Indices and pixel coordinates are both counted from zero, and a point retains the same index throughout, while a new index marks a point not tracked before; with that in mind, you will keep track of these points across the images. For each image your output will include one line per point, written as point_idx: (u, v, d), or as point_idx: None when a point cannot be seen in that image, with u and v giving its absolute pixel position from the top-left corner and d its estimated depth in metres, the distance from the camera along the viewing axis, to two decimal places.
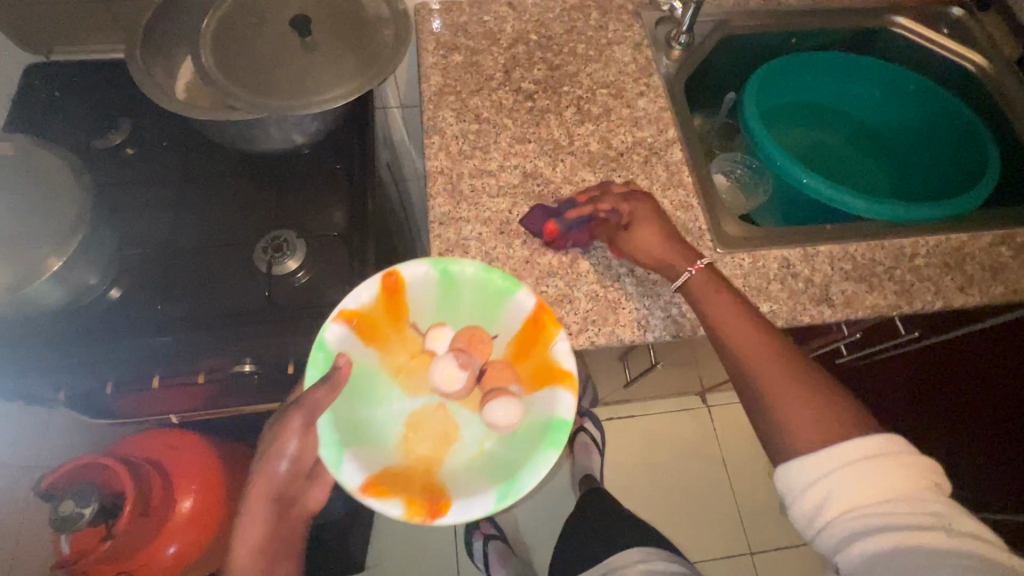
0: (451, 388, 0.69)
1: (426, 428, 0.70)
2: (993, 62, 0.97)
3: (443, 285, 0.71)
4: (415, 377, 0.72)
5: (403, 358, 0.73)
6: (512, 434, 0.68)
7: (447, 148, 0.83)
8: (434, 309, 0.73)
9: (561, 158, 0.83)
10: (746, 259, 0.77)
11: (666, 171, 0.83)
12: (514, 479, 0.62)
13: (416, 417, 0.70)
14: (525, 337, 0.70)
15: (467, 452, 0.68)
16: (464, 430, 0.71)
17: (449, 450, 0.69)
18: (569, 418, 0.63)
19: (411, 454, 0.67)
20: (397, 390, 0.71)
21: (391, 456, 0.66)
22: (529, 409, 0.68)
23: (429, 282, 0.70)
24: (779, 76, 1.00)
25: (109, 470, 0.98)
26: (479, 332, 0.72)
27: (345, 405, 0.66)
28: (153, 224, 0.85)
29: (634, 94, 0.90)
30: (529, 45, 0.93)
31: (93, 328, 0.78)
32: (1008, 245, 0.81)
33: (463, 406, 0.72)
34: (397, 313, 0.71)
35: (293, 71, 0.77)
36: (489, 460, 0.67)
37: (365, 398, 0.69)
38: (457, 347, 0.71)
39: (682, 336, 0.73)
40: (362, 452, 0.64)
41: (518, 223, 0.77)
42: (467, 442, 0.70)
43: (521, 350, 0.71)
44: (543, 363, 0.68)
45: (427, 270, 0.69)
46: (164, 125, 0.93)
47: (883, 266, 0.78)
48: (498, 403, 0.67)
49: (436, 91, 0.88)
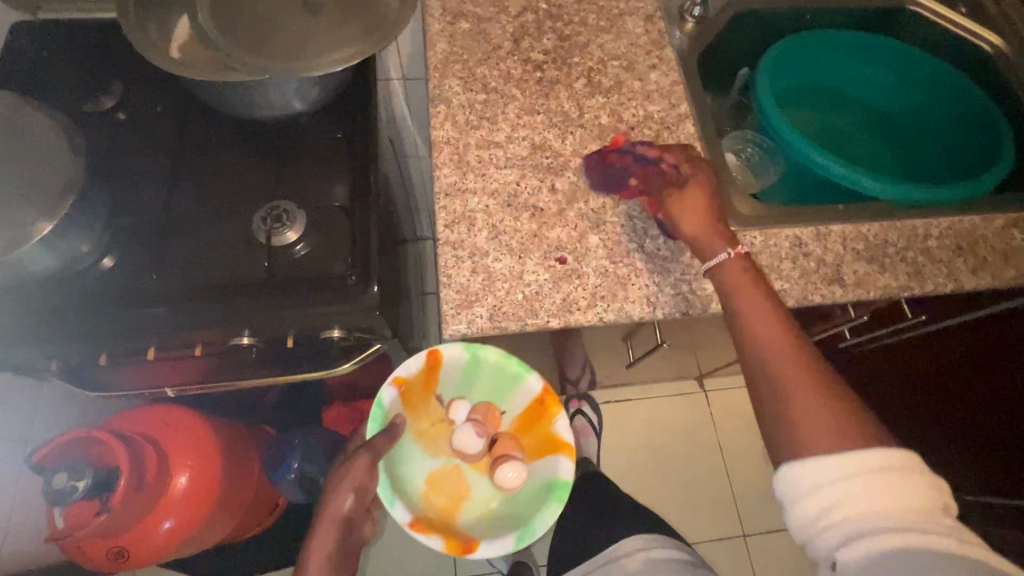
0: (469, 450, 0.96)
1: (442, 487, 0.97)
2: (1010, 44, 0.95)
3: (468, 367, 0.91)
4: (435, 440, 0.99)
5: (424, 423, 0.98)
6: (512, 496, 0.96)
7: (453, 118, 0.80)
8: (453, 387, 0.96)
9: (570, 131, 0.81)
10: (757, 237, 0.76)
11: (678, 146, 0.81)
12: (528, 527, 0.89)
13: (438, 476, 0.98)
14: (528, 418, 0.97)
15: (478, 509, 0.96)
16: (475, 490, 0.98)
17: (464, 506, 0.96)
18: (569, 480, 0.89)
19: (432, 502, 0.94)
20: (423, 450, 0.98)
21: (421, 505, 0.92)
22: (532, 472, 0.96)
23: (457, 362, 0.90)
24: (795, 52, 0.97)
25: (103, 444, 0.96)
26: (493, 407, 0.98)
27: (389, 459, 0.90)
28: (147, 191, 0.83)
29: (646, 66, 0.87)
30: (538, 14, 0.90)
31: (85, 297, 0.76)
32: (1021, 228, 0.80)
33: (473, 471, 1.00)
34: (430, 385, 0.94)
35: (293, 33, 0.74)
36: (499, 517, 0.95)
37: (403, 458, 0.94)
38: (475, 417, 0.98)
39: (692, 314, 0.71)
40: (409, 501, 0.89)
41: (526, 195, 0.75)
42: (478, 500, 0.98)
43: (523, 431, 0.98)
44: (546, 433, 0.95)
45: (460, 352, 0.88)
46: (158, 89, 0.89)
47: (894, 248, 0.77)
48: (508, 468, 0.94)
49: (442, 59, 0.85)
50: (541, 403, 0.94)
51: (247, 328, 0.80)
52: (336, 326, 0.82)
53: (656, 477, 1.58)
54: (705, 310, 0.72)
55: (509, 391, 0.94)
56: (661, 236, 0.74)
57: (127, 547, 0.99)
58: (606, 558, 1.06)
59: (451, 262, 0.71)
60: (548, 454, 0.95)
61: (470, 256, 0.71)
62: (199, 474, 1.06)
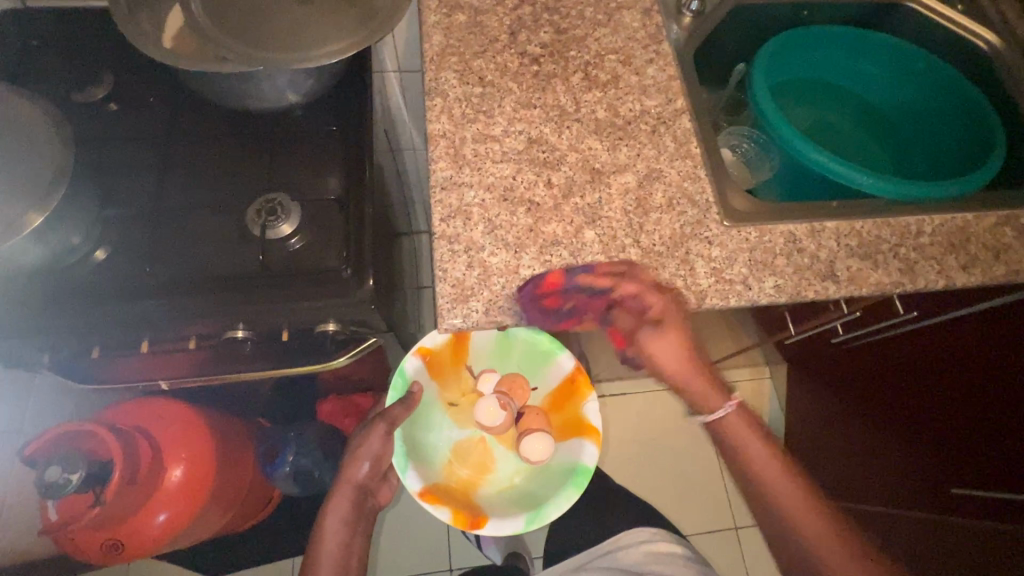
0: (493, 422, 0.97)
1: (466, 457, 1.04)
2: (1005, 41, 0.96)
3: (500, 343, 1.00)
4: (463, 412, 1.06)
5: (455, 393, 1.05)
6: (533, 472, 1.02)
7: (449, 111, 0.80)
8: (485, 361, 1.04)
9: (567, 125, 0.80)
10: (752, 233, 0.76)
11: (674, 142, 0.81)
12: (540, 510, 0.94)
13: (464, 447, 1.05)
14: (558, 395, 1.02)
15: (500, 483, 1.02)
16: (500, 463, 1.04)
17: (485, 480, 1.03)
18: (591, 467, 0.94)
19: (455, 474, 1.02)
20: (449, 420, 1.05)
21: (440, 474, 0.99)
22: (556, 454, 1.01)
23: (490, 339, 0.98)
24: (793, 47, 0.97)
25: (97, 437, 0.96)
26: (519, 381, 1.02)
27: (411, 425, 0.98)
28: (140, 182, 0.82)
29: (643, 60, 0.87)
30: (535, 7, 0.89)
31: (78, 290, 0.75)
32: (1012, 225, 0.80)
33: (499, 444, 1.05)
34: (458, 357, 1.01)
35: (288, 23, 0.73)
36: (518, 492, 1.01)
37: (428, 426, 1.02)
38: (501, 391, 1.01)
39: (686, 309, 0.72)
40: (422, 468, 0.96)
41: (522, 190, 0.75)
42: (501, 474, 1.04)
43: (552, 407, 1.03)
44: (573, 419, 1.00)
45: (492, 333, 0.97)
46: (149, 79, 0.88)
47: (887, 244, 0.78)
48: (535, 443, 0.97)
49: (438, 52, 0.84)
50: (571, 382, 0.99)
51: (241, 321, 0.80)
52: (331, 319, 0.82)
53: (649, 470, 1.60)
54: (700, 306, 0.72)
55: (541, 365, 1.00)
56: (657, 231, 0.74)
57: (121, 541, 0.99)
58: (610, 548, 1.09)
59: (447, 256, 0.71)
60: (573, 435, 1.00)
61: (466, 250, 0.71)
62: (193, 467, 1.06)
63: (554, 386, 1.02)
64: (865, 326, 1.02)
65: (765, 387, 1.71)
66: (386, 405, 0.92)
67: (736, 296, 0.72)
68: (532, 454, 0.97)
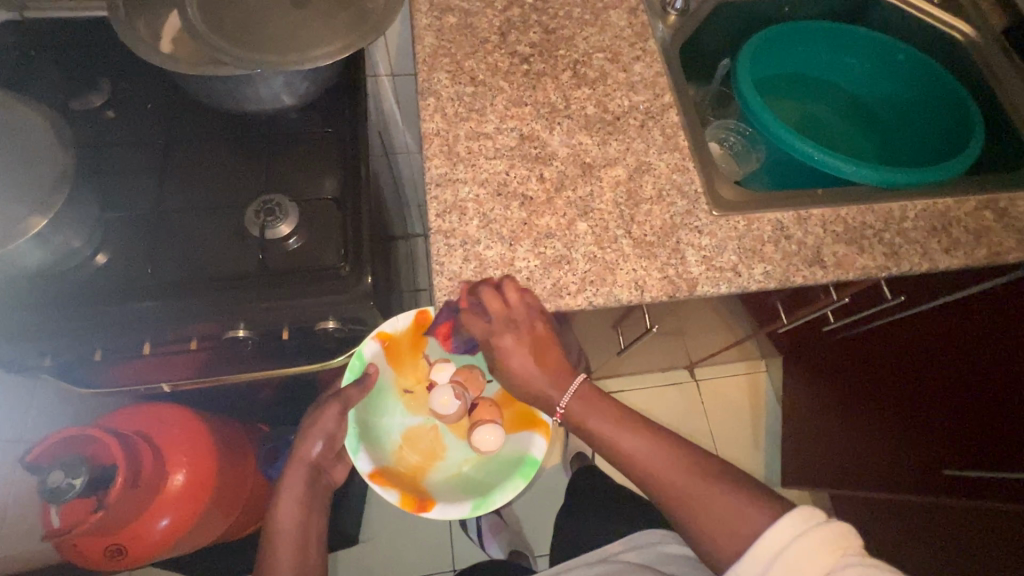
0: (446, 410, 0.99)
1: (417, 443, 1.03)
2: (981, 33, 0.99)
3: (460, 335, 1.02)
4: (417, 400, 1.04)
5: (410, 380, 1.04)
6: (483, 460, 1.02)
7: (442, 110, 0.82)
8: (441, 351, 1.04)
9: (558, 121, 0.82)
10: (740, 222, 0.78)
11: (662, 135, 0.83)
12: (487, 496, 0.97)
13: (415, 433, 1.04)
14: (512, 387, 1.03)
15: (449, 471, 1.02)
16: (450, 451, 1.04)
17: (434, 466, 1.02)
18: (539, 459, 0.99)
19: (404, 459, 1.01)
20: (403, 407, 1.04)
21: (389, 457, 1.00)
22: (508, 444, 1.02)
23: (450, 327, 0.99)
24: (776, 43, 1.00)
25: (98, 441, 0.96)
26: (474, 372, 1.04)
27: (363, 408, 0.99)
28: (137, 186, 0.83)
29: (630, 58, 0.89)
30: (524, 9, 0.92)
31: (80, 292, 0.76)
32: (991, 209, 0.83)
33: (451, 432, 1.04)
34: (417, 345, 1.02)
35: (281, 27, 0.75)
36: (467, 480, 1.01)
37: (380, 409, 1.02)
38: (456, 380, 1.02)
39: (678, 296, 0.73)
40: (372, 451, 0.97)
41: (515, 185, 0.77)
42: (451, 461, 1.03)
43: (505, 400, 1.05)
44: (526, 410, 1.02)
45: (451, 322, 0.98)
46: (148, 87, 0.90)
47: (872, 230, 0.80)
48: (487, 431, 0.98)
49: (431, 53, 0.86)
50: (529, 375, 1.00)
51: (242, 318, 0.81)
52: (330, 317, 0.83)
53: (650, 464, 1.60)
54: (692, 293, 0.73)
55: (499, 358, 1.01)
56: (647, 222, 0.76)
57: (124, 544, 0.99)
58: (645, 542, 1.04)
59: (443, 250, 0.72)
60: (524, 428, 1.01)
61: (462, 244, 0.73)
62: (195, 471, 1.06)
63: None
64: (854, 314, 1.05)
65: (761, 380, 1.74)
66: (341, 386, 0.95)
67: (725, 283, 0.74)
68: (483, 443, 0.98)
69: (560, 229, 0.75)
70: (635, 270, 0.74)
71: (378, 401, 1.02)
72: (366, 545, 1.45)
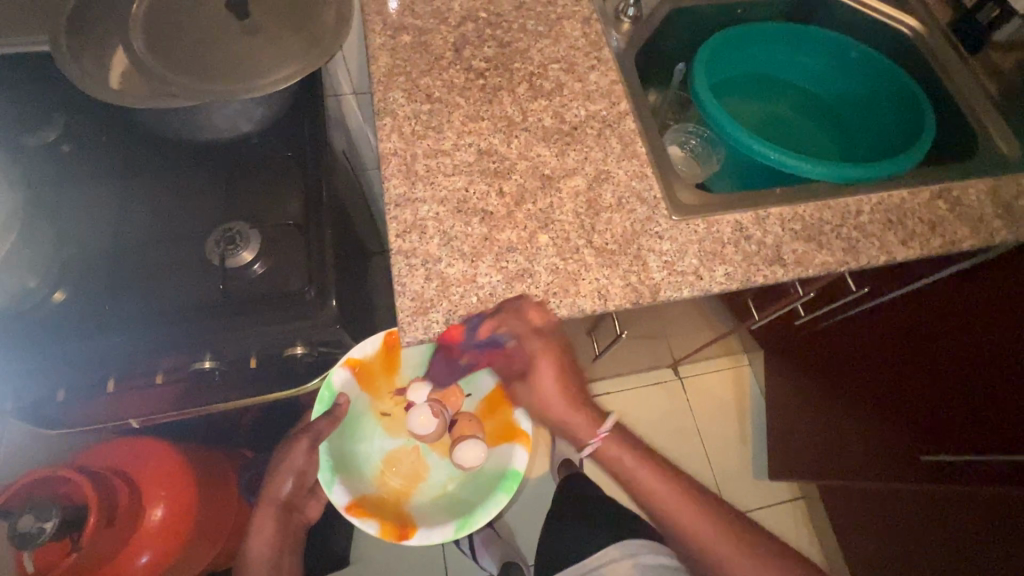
0: (425, 430, 0.97)
1: (398, 466, 1.03)
2: (927, 26, 1.01)
3: (432, 355, 1.01)
4: (396, 422, 1.04)
5: (388, 402, 1.04)
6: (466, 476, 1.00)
7: (399, 129, 0.82)
8: (413, 372, 1.03)
9: (515, 135, 0.83)
10: (700, 225, 0.79)
11: (620, 143, 0.84)
12: (471, 517, 0.94)
13: (397, 456, 1.03)
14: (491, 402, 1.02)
15: (433, 491, 1.01)
16: (433, 470, 1.03)
17: (418, 487, 1.01)
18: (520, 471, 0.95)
19: (387, 484, 1.01)
20: (382, 430, 1.04)
21: (370, 484, 0.99)
22: (491, 459, 1.00)
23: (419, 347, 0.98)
24: (731, 45, 1.01)
25: (69, 481, 0.94)
26: (452, 387, 1.02)
27: (338, 437, 0.98)
28: (94, 220, 0.82)
29: (585, 68, 0.90)
30: (478, 23, 0.92)
31: (36, 332, 0.75)
32: (945, 199, 0.84)
33: (433, 451, 1.04)
34: (389, 367, 1.01)
35: (230, 55, 0.75)
36: (452, 497, 1.00)
37: (358, 436, 1.01)
38: (434, 398, 1.01)
39: (642, 303, 0.73)
40: (348, 481, 0.95)
41: (475, 200, 0.77)
42: (435, 480, 1.03)
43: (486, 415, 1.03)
44: (507, 422, 0.99)
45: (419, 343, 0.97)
46: (102, 119, 0.89)
47: (830, 226, 0.81)
48: (467, 448, 0.97)
49: (386, 72, 0.86)
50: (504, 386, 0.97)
51: (207, 348, 0.80)
52: (297, 342, 0.83)
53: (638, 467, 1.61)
54: (655, 299, 0.74)
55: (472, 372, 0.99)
56: (608, 230, 0.77)
57: None
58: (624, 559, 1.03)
59: (405, 270, 0.72)
60: (506, 442, 0.99)
61: (423, 263, 0.73)
62: (173, 504, 1.04)
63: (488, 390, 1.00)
64: (823, 307, 1.07)
65: (744, 375, 1.75)
66: (312, 418, 0.94)
67: (688, 287, 0.75)
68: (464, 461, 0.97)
69: (521, 241, 0.75)
70: (597, 279, 0.74)
71: (354, 429, 1.01)
72: (357, 567, 1.43)
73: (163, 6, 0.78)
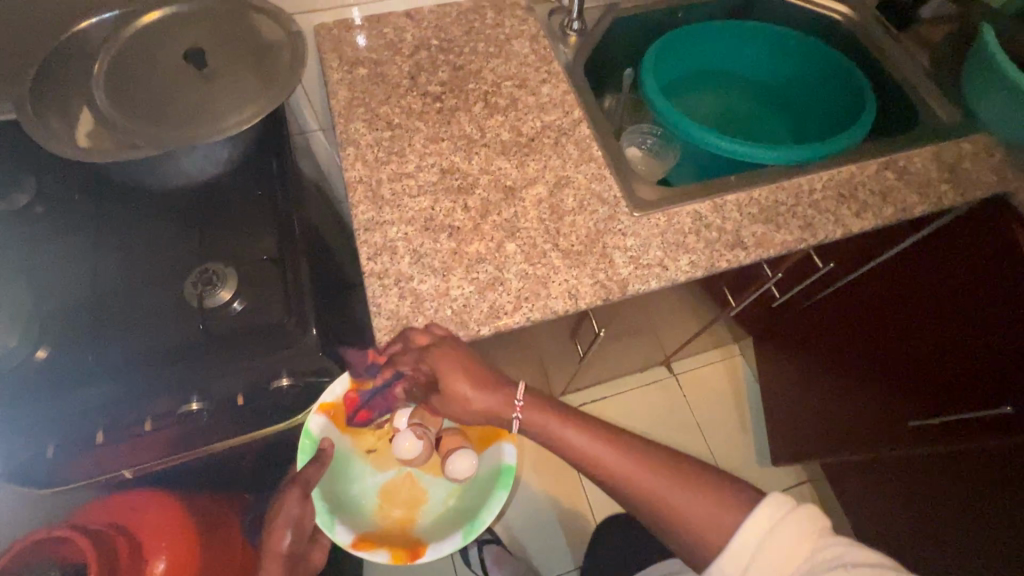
0: (414, 453, 1.00)
1: (395, 497, 1.02)
2: (856, 12, 1.08)
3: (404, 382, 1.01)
4: (383, 456, 1.04)
5: (371, 439, 1.04)
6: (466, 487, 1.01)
7: (363, 157, 0.85)
8: (388, 403, 1.03)
9: (475, 151, 0.86)
10: (661, 218, 0.82)
11: (577, 149, 0.87)
12: (475, 519, 0.97)
13: (391, 488, 1.03)
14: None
15: (435, 511, 1.01)
16: (432, 491, 1.04)
17: (420, 511, 1.02)
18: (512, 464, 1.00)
19: (388, 515, 1.00)
20: (370, 467, 1.03)
21: (371, 519, 0.99)
22: (483, 463, 1.04)
23: (387, 376, 1.01)
24: (676, 47, 1.06)
25: (68, 541, 0.93)
26: (431, 408, 1.03)
27: (330, 480, 0.97)
28: (73, 275, 0.83)
29: (537, 82, 0.94)
30: (431, 50, 0.96)
31: (19, 392, 0.74)
32: (891, 169, 0.89)
33: (427, 472, 1.05)
34: (365, 402, 1.01)
35: (192, 103, 0.78)
36: (454, 512, 1.01)
37: (348, 477, 1.00)
38: (415, 421, 1.02)
39: (612, 298, 0.75)
40: (348, 519, 0.96)
41: (442, 217, 0.80)
42: (435, 500, 1.03)
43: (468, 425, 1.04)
44: None
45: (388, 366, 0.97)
46: (74, 179, 0.92)
47: (785, 206, 0.84)
48: (459, 458, 1.00)
49: (345, 105, 0.89)
50: None
51: (194, 388, 0.80)
52: (282, 372, 0.84)
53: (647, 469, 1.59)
54: (625, 293, 0.76)
55: (446, 387, 1.02)
56: (573, 232, 0.79)
57: None
58: None
59: (378, 290, 0.74)
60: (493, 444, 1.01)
61: (396, 282, 0.75)
62: (176, 553, 1.04)
63: None
64: (795, 285, 1.09)
65: (737, 366, 1.77)
66: (297, 469, 0.93)
67: (655, 278, 0.77)
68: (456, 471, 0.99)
69: (491, 251, 0.77)
70: (568, 280, 0.76)
71: (342, 471, 1.00)
72: None
73: (123, 61, 0.81)
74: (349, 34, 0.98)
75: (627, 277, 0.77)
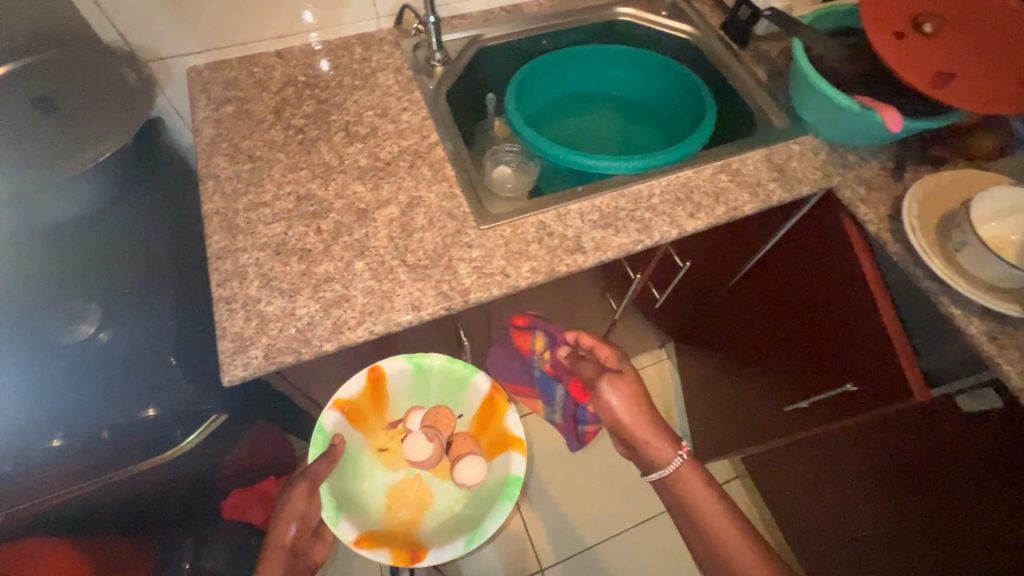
0: (422, 455, 0.95)
1: (405, 497, 0.96)
2: (700, 30, 1.16)
3: (407, 381, 0.98)
4: (393, 455, 1.00)
5: (384, 437, 1.01)
6: (486, 486, 0.95)
7: (221, 190, 0.88)
8: (407, 400, 1.01)
9: (332, 178, 0.91)
10: (506, 229, 0.87)
11: (430, 170, 0.92)
12: (478, 527, 0.87)
13: (397, 489, 0.97)
14: (482, 417, 1.00)
15: (441, 516, 0.95)
16: (438, 494, 0.98)
17: (425, 514, 0.95)
18: (520, 473, 0.90)
19: (395, 516, 0.93)
20: (378, 467, 0.98)
21: (378, 521, 0.91)
22: (490, 473, 0.96)
23: (406, 373, 0.96)
24: (539, 70, 1.14)
25: None
26: (444, 413, 1.00)
27: (338, 476, 0.91)
28: None
29: (397, 110, 1.00)
30: (298, 87, 1.03)
31: None
32: (726, 172, 0.96)
33: (435, 475, 1.00)
34: (379, 401, 0.98)
35: (40, 142, 0.78)
36: (460, 518, 0.93)
37: (358, 475, 0.95)
38: (427, 425, 0.99)
39: (455, 307, 0.79)
40: (356, 519, 0.87)
41: (294, 242, 0.83)
42: (441, 505, 0.97)
43: (481, 431, 1.01)
44: (499, 433, 0.97)
45: (404, 364, 0.95)
46: None
47: (625, 211, 0.90)
48: (468, 464, 0.95)
49: (209, 142, 0.94)
50: (491, 399, 0.97)
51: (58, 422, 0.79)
52: (151, 405, 0.85)
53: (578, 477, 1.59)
54: (468, 301, 0.80)
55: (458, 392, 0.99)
56: (420, 248, 0.84)
57: None
58: None
59: (225, 315, 0.76)
60: (500, 451, 0.96)
61: (243, 306, 0.77)
62: None
63: (476, 408, 1.00)
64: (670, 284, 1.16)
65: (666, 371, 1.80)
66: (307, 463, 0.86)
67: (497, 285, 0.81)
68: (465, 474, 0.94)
69: (340, 270, 0.81)
70: (412, 293, 0.80)
71: (347, 471, 0.93)
72: None
73: None
74: (221, 78, 1.04)
75: (469, 285, 0.81)
